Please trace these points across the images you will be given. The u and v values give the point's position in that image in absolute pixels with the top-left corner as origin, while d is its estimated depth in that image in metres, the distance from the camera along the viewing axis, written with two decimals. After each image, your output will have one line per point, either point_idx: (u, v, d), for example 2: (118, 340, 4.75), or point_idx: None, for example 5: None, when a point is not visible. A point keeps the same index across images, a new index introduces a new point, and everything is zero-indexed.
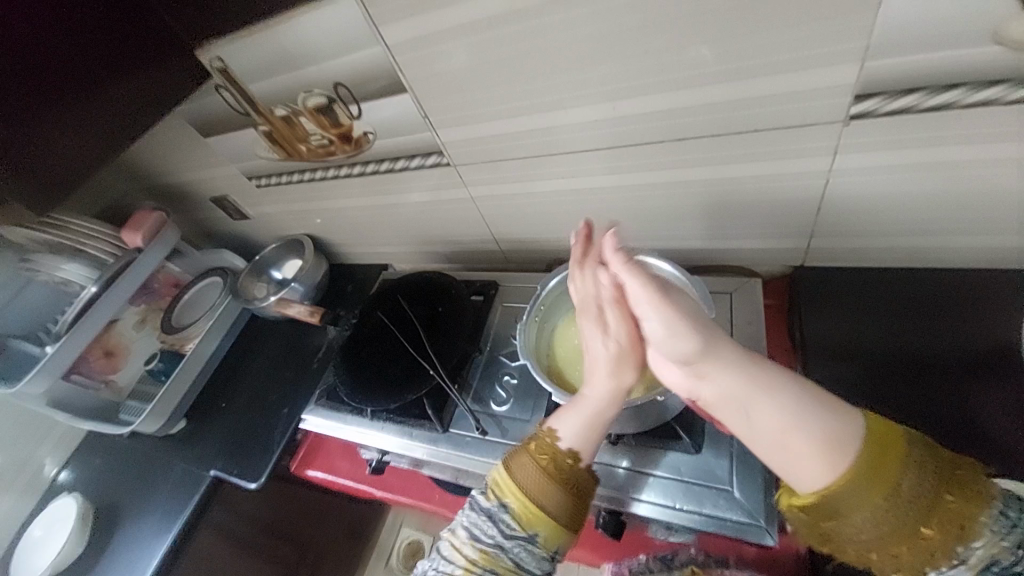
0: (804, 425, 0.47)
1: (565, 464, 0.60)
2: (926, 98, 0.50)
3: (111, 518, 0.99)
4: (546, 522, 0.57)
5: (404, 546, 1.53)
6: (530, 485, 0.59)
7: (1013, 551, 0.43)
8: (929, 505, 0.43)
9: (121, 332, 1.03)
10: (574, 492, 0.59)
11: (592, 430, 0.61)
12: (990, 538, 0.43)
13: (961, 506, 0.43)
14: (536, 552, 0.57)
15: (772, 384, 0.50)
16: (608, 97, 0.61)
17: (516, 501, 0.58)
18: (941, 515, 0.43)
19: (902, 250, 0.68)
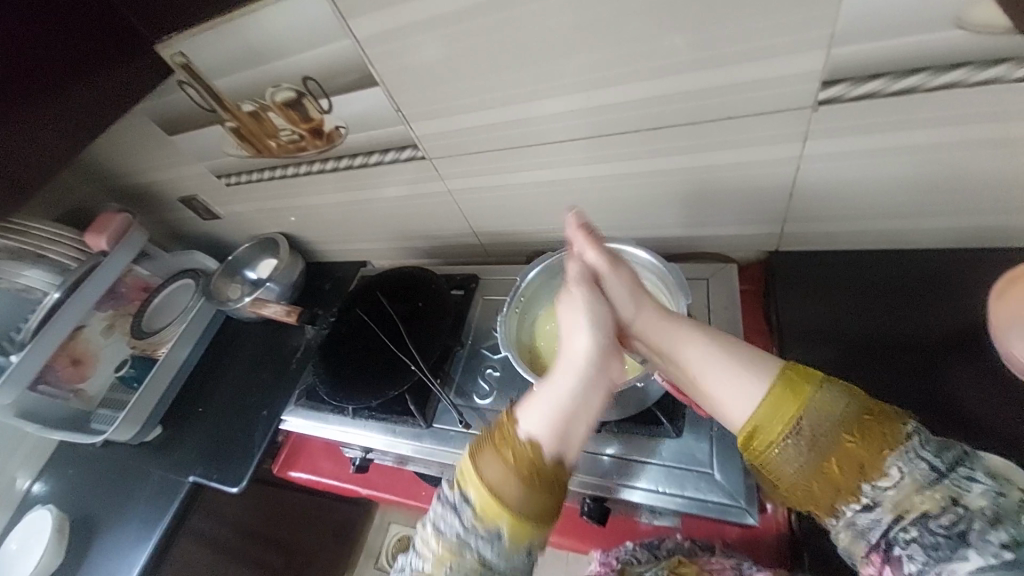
0: (707, 375, 0.56)
1: (528, 457, 0.55)
2: (892, 83, 0.51)
3: (88, 529, 0.96)
4: (506, 516, 0.53)
5: (393, 542, 1.53)
6: (492, 478, 0.54)
7: (939, 502, 0.44)
8: (832, 442, 0.49)
9: (88, 339, 1.00)
10: (540, 486, 0.54)
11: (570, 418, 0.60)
12: (906, 484, 0.46)
13: (863, 445, 0.48)
14: (499, 549, 0.53)
15: (685, 342, 0.59)
16: (583, 87, 0.61)
17: (477, 494, 0.54)
18: (848, 454, 0.49)
19: (869, 233, 0.70)
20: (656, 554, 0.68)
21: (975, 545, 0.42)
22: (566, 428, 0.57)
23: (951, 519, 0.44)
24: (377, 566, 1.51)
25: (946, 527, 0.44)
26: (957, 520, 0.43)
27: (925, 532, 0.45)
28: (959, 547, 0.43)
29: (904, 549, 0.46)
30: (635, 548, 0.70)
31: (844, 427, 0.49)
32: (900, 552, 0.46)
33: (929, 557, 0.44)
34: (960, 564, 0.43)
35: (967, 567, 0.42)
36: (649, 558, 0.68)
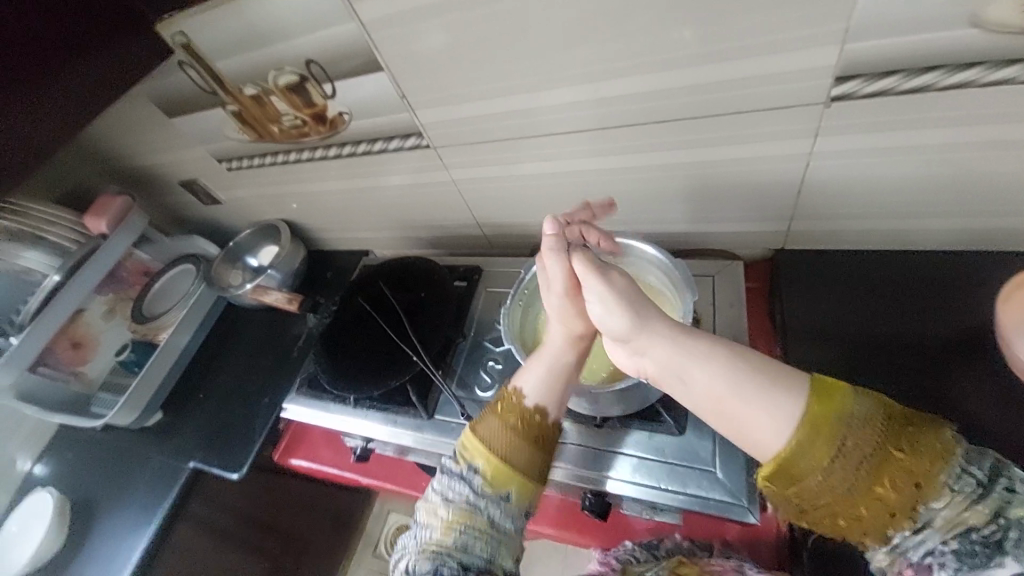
0: (732, 395, 0.50)
1: (530, 420, 0.62)
2: (905, 81, 0.50)
3: (89, 512, 0.97)
4: (514, 475, 0.60)
5: (392, 530, 1.55)
6: (497, 442, 0.61)
7: (986, 517, 0.42)
8: (876, 464, 0.44)
9: (89, 322, 1.00)
10: (539, 447, 0.62)
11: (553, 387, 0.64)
12: (957, 502, 0.43)
13: (913, 463, 0.44)
14: (508, 508, 0.59)
15: (702, 358, 0.53)
16: (591, 78, 0.59)
17: (484, 461, 0.60)
18: (894, 474, 0.44)
19: (878, 232, 0.69)
20: (656, 554, 0.68)
21: (1014, 554, 0.41)
22: (561, 393, 0.64)
23: (992, 531, 0.42)
24: (375, 552, 1.52)
25: (985, 537, 0.42)
26: (996, 531, 0.42)
27: (965, 545, 0.43)
28: (995, 556, 0.42)
29: (937, 558, 0.44)
30: (635, 548, 0.70)
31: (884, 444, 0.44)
32: (935, 561, 0.44)
33: (964, 564, 0.43)
34: (997, 571, 0.42)
35: (1004, 574, 0.41)
36: (648, 557, 0.68)
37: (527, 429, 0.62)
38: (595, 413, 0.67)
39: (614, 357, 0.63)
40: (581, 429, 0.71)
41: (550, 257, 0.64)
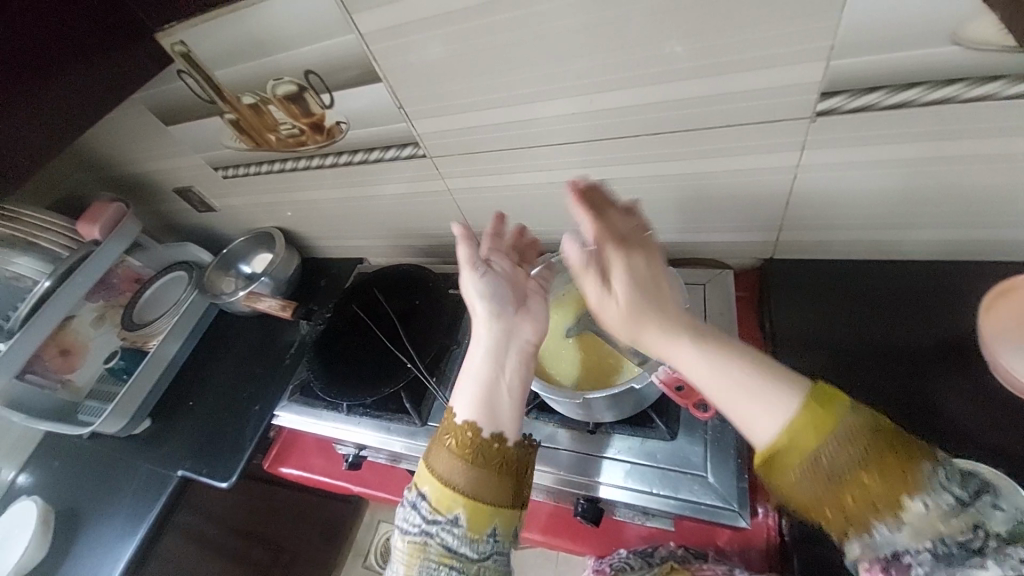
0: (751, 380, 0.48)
1: (466, 438, 0.58)
2: (887, 96, 0.52)
3: (73, 522, 0.95)
4: (460, 499, 0.56)
5: (382, 542, 1.53)
6: (440, 467, 0.58)
7: (965, 530, 0.40)
8: (855, 472, 0.43)
9: (77, 329, 1.00)
10: (484, 467, 0.57)
11: (483, 397, 0.60)
12: (930, 516, 0.41)
13: (888, 480, 0.42)
14: (462, 534, 0.55)
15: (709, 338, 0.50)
16: (584, 90, 0.61)
17: (430, 487, 0.57)
18: (869, 482, 0.43)
19: (862, 242, 0.71)
20: (650, 561, 0.67)
21: (992, 556, 0.40)
22: (495, 405, 0.60)
23: (968, 538, 0.40)
24: (365, 565, 1.50)
25: (960, 543, 0.40)
26: (974, 539, 0.40)
27: (939, 548, 0.41)
28: (974, 557, 0.40)
29: (914, 558, 0.42)
30: (629, 556, 0.69)
31: (868, 453, 0.43)
32: (908, 562, 0.42)
33: (941, 564, 0.41)
34: (978, 574, 0.40)
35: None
36: (643, 565, 0.67)
37: (469, 450, 0.58)
38: (588, 420, 0.68)
39: (523, 330, 0.64)
40: (573, 433, 0.71)
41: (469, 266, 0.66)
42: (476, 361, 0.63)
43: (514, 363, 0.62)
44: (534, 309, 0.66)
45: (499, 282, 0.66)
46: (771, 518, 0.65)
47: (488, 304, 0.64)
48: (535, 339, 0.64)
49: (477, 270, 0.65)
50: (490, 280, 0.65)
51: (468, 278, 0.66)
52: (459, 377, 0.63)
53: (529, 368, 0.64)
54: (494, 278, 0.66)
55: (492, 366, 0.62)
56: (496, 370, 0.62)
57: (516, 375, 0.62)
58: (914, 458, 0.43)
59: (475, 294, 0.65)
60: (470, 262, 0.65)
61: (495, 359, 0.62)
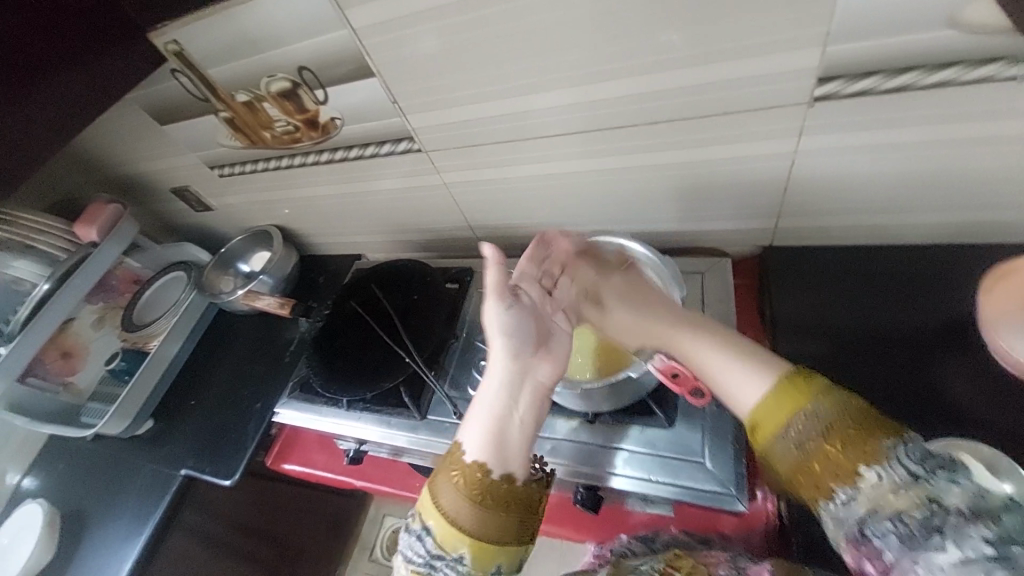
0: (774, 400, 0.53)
1: (476, 477, 0.58)
2: (882, 81, 0.52)
3: (80, 523, 0.95)
4: (466, 539, 0.57)
5: (388, 536, 1.55)
6: (447, 504, 0.58)
7: (922, 503, 0.43)
8: (819, 444, 0.48)
9: (78, 332, 1.00)
10: (492, 508, 0.57)
11: (490, 437, 0.60)
12: (883, 485, 0.44)
13: (849, 453, 0.47)
14: (466, 571, 0.57)
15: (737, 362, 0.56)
16: (579, 81, 0.61)
17: (437, 523, 0.58)
18: (833, 451, 0.47)
19: (859, 228, 0.71)
20: (652, 547, 0.67)
21: (952, 535, 0.41)
22: (503, 444, 0.60)
23: (926, 515, 0.42)
24: (371, 559, 1.52)
25: (918, 520, 0.43)
26: (933, 516, 0.42)
27: (900, 526, 0.43)
28: (935, 537, 0.42)
29: (879, 538, 0.44)
30: (630, 542, 0.69)
31: (831, 428, 0.48)
32: (876, 540, 0.44)
33: (903, 542, 0.43)
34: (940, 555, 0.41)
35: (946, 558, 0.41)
36: (645, 550, 0.67)
37: (478, 489, 0.58)
38: (587, 410, 0.68)
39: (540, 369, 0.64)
40: (571, 423, 0.72)
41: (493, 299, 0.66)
42: (488, 397, 0.62)
43: (528, 401, 0.62)
44: (555, 348, 0.65)
45: (522, 315, 0.65)
46: (770, 502, 0.66)
47: (506, 341, 0.64)
48: (552, 379, 0.64)
49: (499, 302, 0.66)
50: (512, 313, 0.65)
51: (492, 310, 0.66)
52: (470, 409, 0.63)
53: (542, 405, 0.63)
54: (517, 310, 0.66)
55: (503, 403, 0.62)
56: (507, 408, 0.61)
57: (529, 415, 0.62)
58: (879, 435, 0.46)
59: (495, 328, 0.65)
60: (499, 290, 0.66)
61: (508, 396, 0.62)
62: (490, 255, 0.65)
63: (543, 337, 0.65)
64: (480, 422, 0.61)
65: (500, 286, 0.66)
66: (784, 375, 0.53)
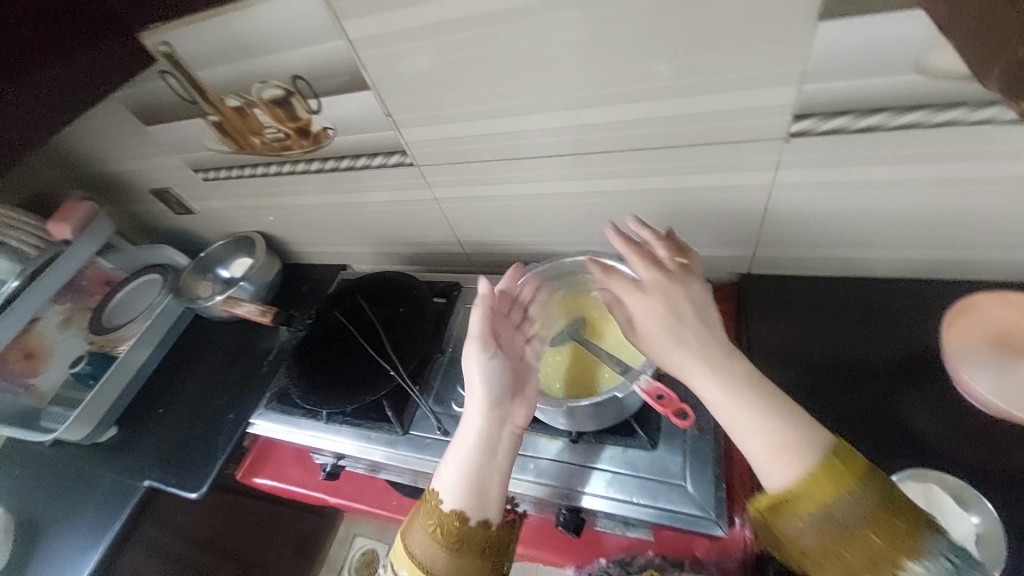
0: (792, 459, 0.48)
1: (453, 527, 0.57)
2: (858, 120, 0.55)
3: (30, 536, 0.90)
4: None
5: (358, 556, 1.50)
6: (419, 552, 0.58)
7: None
8: (863, 533, 0.45)
9: (43, 332, 0.96)
10: (467, 553, 0.57)
11: (467, 484, 0.59)
12: None
13: (893, 540, 0.44)
14: None
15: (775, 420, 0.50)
16: (571, 105, 0.62)
17: (410, 572, 0.57)
18: (874, 541, 0.45)
19: (834, 259, 0.74)
20: (628, 569, 0.69)
21: None
22: (479, 490, 0.59)
23: None
24: None
25: None
26: None
27: None
28: None
29: None
30: (608, 565, 0.71)
31: (877, 516, 0.45)
32: None
33: None
34: None
35: None
36: (621, 573, 0.69)
37: (453, 537, 0.57)
38: (572, 429, 0.67)
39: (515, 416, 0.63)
40: (555, 442, 0.71)
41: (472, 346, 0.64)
42: (464, 446, 0.61)
43: (504, 449, 0.61)
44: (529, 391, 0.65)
45: (494, 363, 0.64)
46: (748, 530, 0.62)
47: (486, 388, 0.63)
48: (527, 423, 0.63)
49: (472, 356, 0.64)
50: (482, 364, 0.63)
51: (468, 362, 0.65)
52: (448, 452, 0.63)
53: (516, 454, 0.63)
54: (491, 358, 0.64)
55: (481, 451, 0.61)
56: (485, 456, 0.60)
57: (504, 462, 0.61)
58: (917, 526, 0.45)
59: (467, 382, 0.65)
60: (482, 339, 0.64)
61: (484, 445, 0.61)
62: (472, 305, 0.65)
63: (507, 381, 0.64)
64: (458, 462, 0.61)
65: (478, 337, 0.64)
66: (829, 448, 0.48)
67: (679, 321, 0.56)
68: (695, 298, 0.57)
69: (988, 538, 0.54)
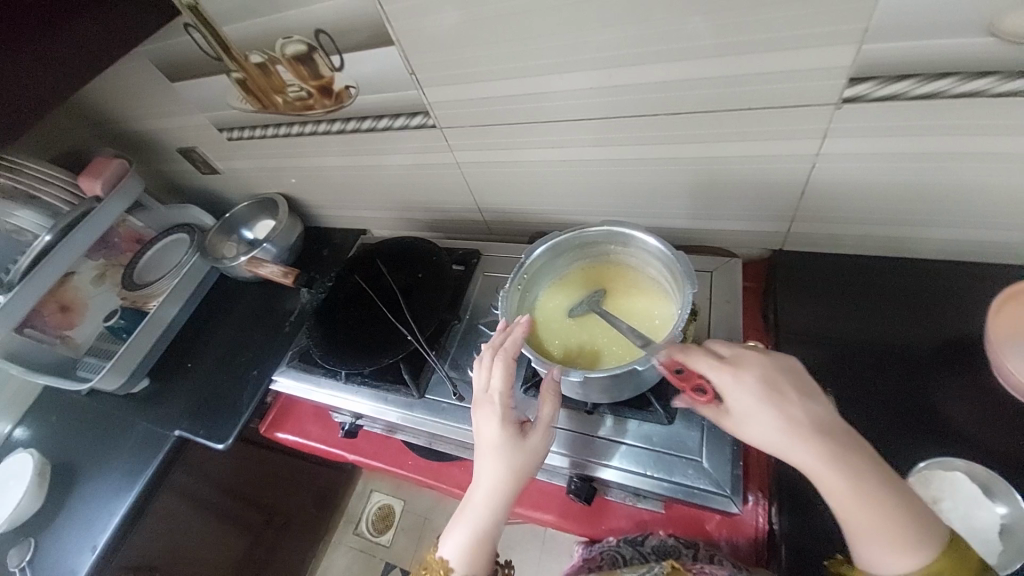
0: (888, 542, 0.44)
1: None
2: (916, 86, 0.50)
3: (68, 478, 0.95)
4: None
5: (375, 512, 1.56)
6: None
7: None
8: None
9: (78, 286, 0.99)
10: None
11: (478, 554, 0.57)
12: None
13: None
14: None
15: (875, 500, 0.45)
16: (603, 64, 0.59)
17: None
18: None
19: (874, 237, 0.70)
20: (641, 552, 0.69)
21: None
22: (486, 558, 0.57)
23: None
24: (356, 534, 1.53)
25: None
26: None
27: None
28: None
29: None
30: (620, 545, 0.72)
31: None
32: None
33: None
34: None
35: None
36: (634, 556, 0.70)
37: None
38: (588, 399, 0.66)
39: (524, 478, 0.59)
40: (569, 413, 0.71)
41: (486, 408, 0.59)
42: (475, 516, 0.57)
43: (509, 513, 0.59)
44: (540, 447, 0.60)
45: (505, 424, 0.58)
46: (761, 506, 0.66)
47: (500, 459, 0.57)
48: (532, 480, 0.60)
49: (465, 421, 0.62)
50: (481, 428, 0.59)
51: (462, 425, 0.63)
52: (456, 513, 0.59)
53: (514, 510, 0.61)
54: (501, 420, 0.58)
55: (490, 523, 0.57)
56: (493, 527, 0.57)
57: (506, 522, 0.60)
58: None
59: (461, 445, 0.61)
60: (480, 400, 0.60)
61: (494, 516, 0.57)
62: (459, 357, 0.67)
63: (519, 438, 0.58)
64: (468, 532, 0.57)
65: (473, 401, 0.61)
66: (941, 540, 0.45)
67: (769, 396, 0.48)
68: (778, 364, 0.50)
69: (1017, 531, 0.52)
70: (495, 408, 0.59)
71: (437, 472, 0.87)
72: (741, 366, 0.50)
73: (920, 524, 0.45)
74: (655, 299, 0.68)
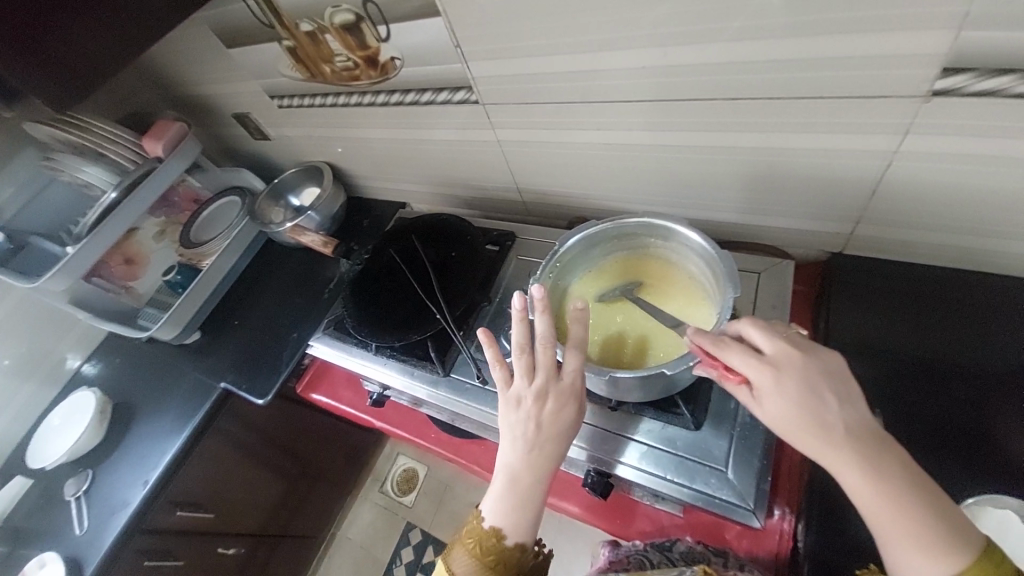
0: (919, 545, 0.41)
1: (512, 557, 0.56)
2: (1021, 82, 0.44)
3: (125, 416, 1.04)
4: None
5: (399, 474, 1.63)
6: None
7: None
8: None
9: (142, 241, 1.05)
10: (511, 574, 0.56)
11: (533, 521, 0.57)
12: None
13: None
14: None
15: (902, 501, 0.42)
16: (658, 42, 0.55)
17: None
18: None
19: (952, 247, 0.63)
20: (669, 556, 0.67)
21: None
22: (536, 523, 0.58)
23: None
24: (381, 492, 1.61)
25: None
26: None
27: None
28: None
29: None
30: (647, 550, 0.69)
31: None
32: None
33: None
34: None
35: None
36: (662, 560, 0.67)
37: (494, 559, 0.56)
38: (611, 396, 0.63)
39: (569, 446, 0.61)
40: (592, 408, 0.69)
41: (551, 387, 0.57)
42: (534, 488, 0.56)
43: None
44: None
45: (572, 402, 0.57)
46: (787, 521, 0.64)
47: (566, 432, 0.57)
48: None
49: (516, 409, 0.57)
50: (550, 417, 0.56)
51: (502, 413, 0.58)
52: (505, 487, 0.57)
53: None
54: (568, 398, 0.57)
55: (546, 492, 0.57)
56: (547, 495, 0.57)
57: None
58: None
59: (510, 432, 0.57)
60: (546, 379, 0.57)
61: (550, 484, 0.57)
62: (483, 339, 0.60)
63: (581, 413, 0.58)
64: (525, 502, 0.56)
65: (534, 391, 0.57)
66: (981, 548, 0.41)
67: (808, 397, 0.45)
68: (821, 364, 0.47)
69: None
70: (564, 387, 0.57)
71: (457, 448, 0.89)
72: (782, 366, 0.47)
73: (958, 529, 0.42)
74: (693, 296, 0.65)
